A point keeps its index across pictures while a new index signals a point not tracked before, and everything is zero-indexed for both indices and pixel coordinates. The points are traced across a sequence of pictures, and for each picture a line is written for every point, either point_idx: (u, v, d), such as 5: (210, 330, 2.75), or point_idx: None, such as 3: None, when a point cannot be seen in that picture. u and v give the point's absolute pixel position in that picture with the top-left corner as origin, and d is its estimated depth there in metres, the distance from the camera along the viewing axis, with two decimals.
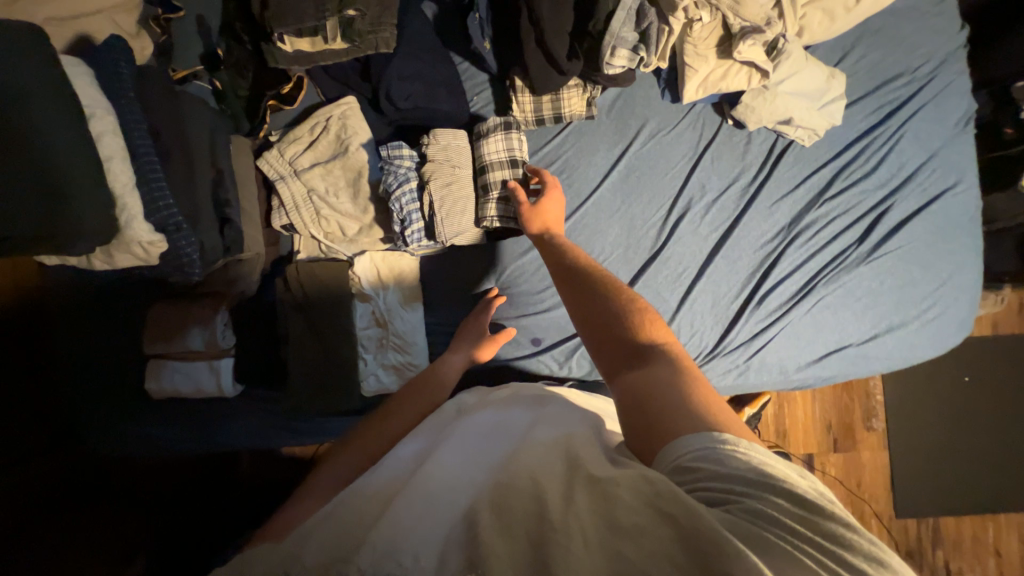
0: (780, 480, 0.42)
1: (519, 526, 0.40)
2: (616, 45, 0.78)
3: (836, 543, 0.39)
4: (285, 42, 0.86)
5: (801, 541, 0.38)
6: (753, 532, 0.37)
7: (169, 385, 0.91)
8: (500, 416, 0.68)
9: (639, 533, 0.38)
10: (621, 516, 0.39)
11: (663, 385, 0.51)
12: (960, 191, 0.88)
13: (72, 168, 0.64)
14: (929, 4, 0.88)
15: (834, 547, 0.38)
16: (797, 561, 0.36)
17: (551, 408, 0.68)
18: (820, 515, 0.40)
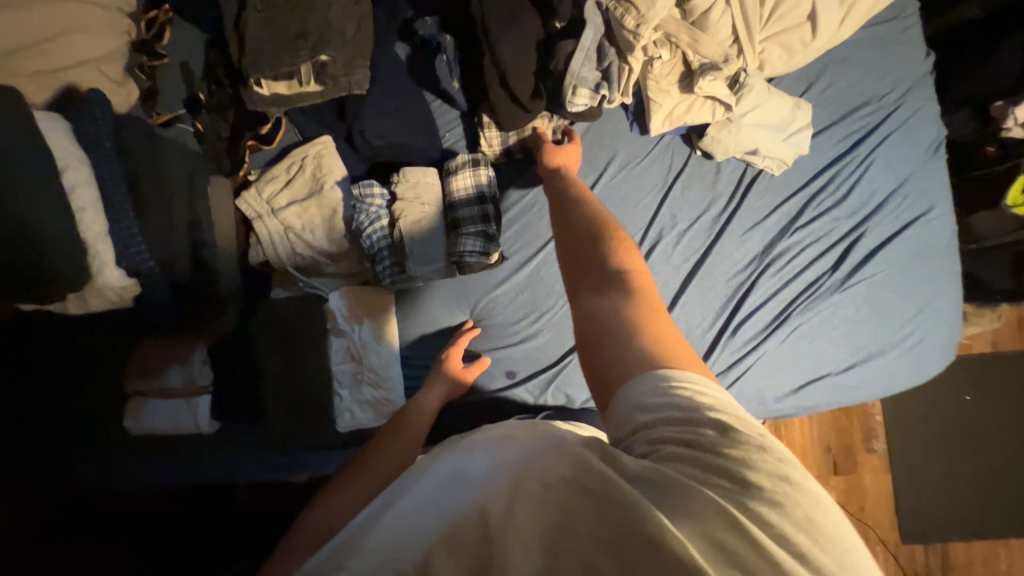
0: (701, 416, 0.45)
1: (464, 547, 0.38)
2: (577, 85, 0.79)
3: (748, 469, 0.41)
4: (262, 85, 0.89)
5: (716, 476, 0.41)
6: (671, 480, 0.40)
7: (148, 423, 0.92)
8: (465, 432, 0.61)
9: (570, 520, 0.38)
10: (560, 520, 0.38)
11: (614, 323, 0.55)
12: (935, 217, 0.87)
13: (44, 221, 0.67)
14: (894, 32, 0.88)
15: (745, 474, 0.41)
16: (709, 498, 0.39)
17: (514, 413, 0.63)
18: (734, 445, 0.43)
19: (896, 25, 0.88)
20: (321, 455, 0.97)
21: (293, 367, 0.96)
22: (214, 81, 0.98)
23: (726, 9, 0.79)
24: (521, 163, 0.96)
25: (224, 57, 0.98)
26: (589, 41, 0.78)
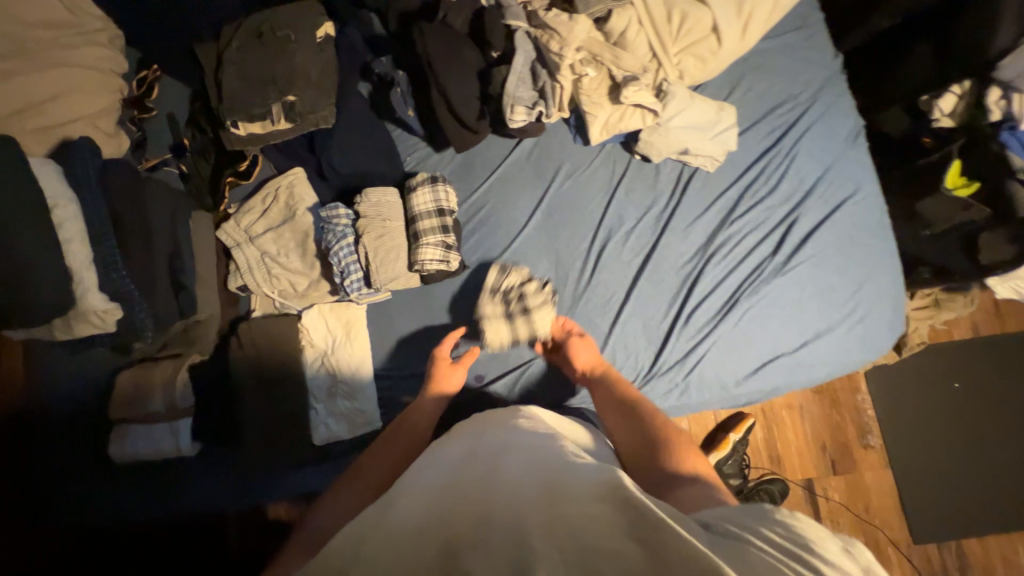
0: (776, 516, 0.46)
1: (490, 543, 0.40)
2: (514, 103, 0.88)
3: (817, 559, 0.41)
4: (238, 127, 0.98)
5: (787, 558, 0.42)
6: (745, 554, 0.41)
7: (132, 449, 0.95)
8: (474, 442, 0.65)
9: (612, 554, 0.38)
10: (583, 524, 0.41)
11: (692, 495, 0.59)
12: (862, 198, 0.93)
13: (32, 250, 0.74)
14: (802, 39, 0.97)
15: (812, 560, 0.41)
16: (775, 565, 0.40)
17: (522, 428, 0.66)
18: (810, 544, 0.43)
19: (803, 32, 0.98)
20: (299, 474, 0.99)
21: (269, 384, 0.99)
22: (196, 128, 1.08)
23: (641, 28, 0.89)
24: (489, 179, 1.02)
25: (205, 104, 1.06)
26: (521, 65, 0.87)
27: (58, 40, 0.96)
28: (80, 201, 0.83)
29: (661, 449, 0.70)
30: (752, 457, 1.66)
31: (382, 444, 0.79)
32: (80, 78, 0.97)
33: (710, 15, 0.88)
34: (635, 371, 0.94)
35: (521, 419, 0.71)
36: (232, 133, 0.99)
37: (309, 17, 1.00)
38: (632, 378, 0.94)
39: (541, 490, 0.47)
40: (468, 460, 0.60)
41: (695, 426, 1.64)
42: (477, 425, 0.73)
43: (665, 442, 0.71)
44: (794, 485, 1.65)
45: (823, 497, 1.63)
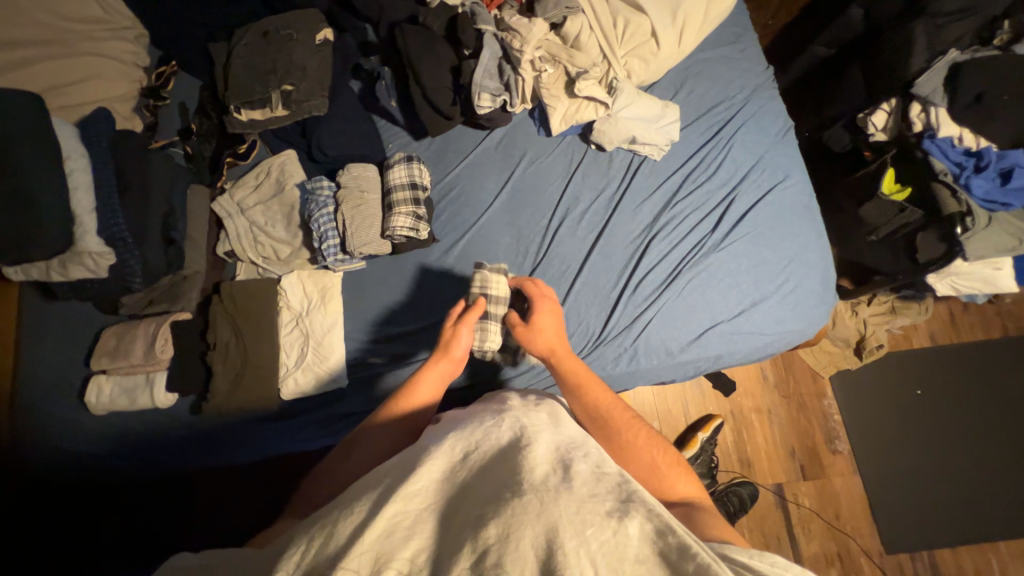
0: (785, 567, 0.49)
1: (527, 537, 0.45)
2: (480, 91, 1.00)
3: None
4: (241, 112, 1.10)
5: None
6: None
7: (107, 398, 1.02)
8: (492, 421, 0.63)
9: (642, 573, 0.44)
10: (619, 542, 0.46)
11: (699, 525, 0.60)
12: (791, 184, 1.06)
13: (42, 192, 0.85)
14: (735, 51, 1.13)
15: None
16: None
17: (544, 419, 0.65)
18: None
19: (737, 45, 1.14)
20: (269, 430, 1.04)
21: (242, 338, 1.04)
22: (203, 115, 1.18)
23: (592, 32, 1.04)
24: (467, 164, 1.13)
25: (212, 93, 1.18)
26: (488, 60, 1.01)
27: (91, 33, 1.11)
28: (90, 158, 0.96)
29: (643, 455, 0.68)
30: (721, 460, 1.61)
31: (377, 423, 0.76)
32: (104, 66, 1.10)
33: (649, 22, 1.04)
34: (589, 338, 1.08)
35: (544, 412, 0.68)
36: (233, 118, 1.11)
37: (309, 19, 1.14)
38: (584, 342, 1.00)
39: (571, 493, 0.50)
40: (488, 434, 0.60)
41: (665, 428, 1.60)
42: (497, 405, 0.74)
43: (657, 455, 0.69)
44: (764, 490, 1.60)
45: (794, 504, 1.59)
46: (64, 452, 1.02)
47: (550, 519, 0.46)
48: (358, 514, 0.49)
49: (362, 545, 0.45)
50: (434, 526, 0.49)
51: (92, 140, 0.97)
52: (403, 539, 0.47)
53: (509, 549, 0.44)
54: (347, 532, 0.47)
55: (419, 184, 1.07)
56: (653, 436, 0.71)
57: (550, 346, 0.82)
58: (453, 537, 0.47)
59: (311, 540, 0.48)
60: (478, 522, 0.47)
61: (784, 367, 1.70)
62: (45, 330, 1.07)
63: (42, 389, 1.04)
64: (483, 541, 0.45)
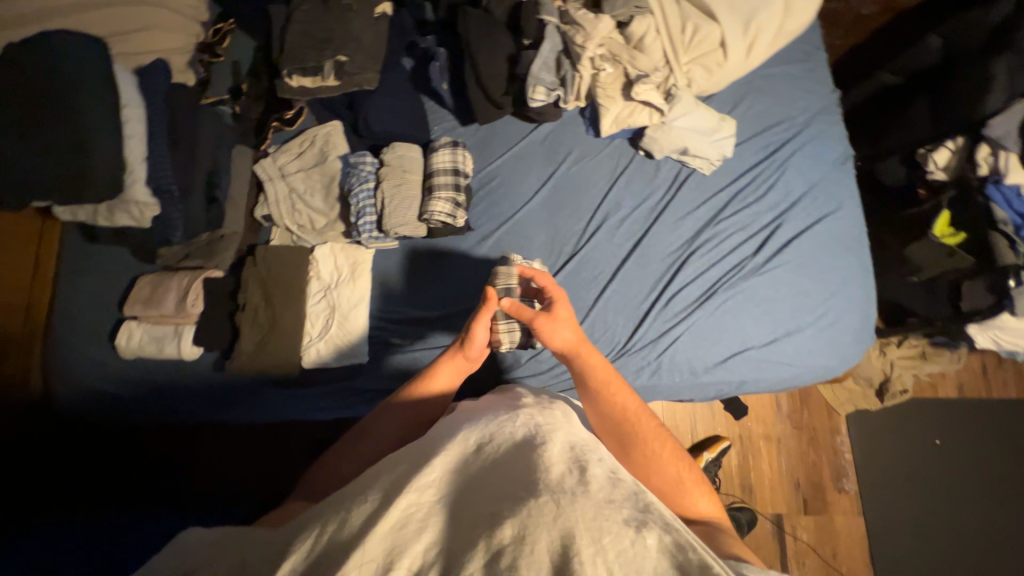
0: None
1: (541, 540, 0.42)
2: (536, 83, 0.98)
3: None
4: (292, 78, 1.07)
5: None
6: None
7: (136, 344, 1.04)
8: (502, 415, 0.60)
9: None
10: (637, 552, 0.42)
11: (722, 544, 0.59)
12: (842, 216, 1.04)
13: (98, 136, 0.87)
14: (803, 71, 1.10)
15: None
16: None
17: (557, 416, 0.62)
18: None
19: (805, 65, 1.11)
20: (285, 394, 1.07)
21: (270, 302, 1.05)
22: (255, 76, 1.18)
23: (658, 35, 1.01)
24: (511, 155, 1.11)
25: (267, 55, 1.16)
26: (548, 53, 0.99)
27: None
28: (146, 108, 0.96)
29: (661, 467, 0.66)
30: (722, 483, 1.59)
31: (393, 406, 0.76)
32: (165, 16, 1.10)
33: (719, 31, 1.00)
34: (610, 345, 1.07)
35: (557, 411, 0.65)
36: (284, 83, 1.09)
37: None
38: (608, 350, 0.99)
39: (588, 498, 0.46)
40: (502, 426, 0.57)
41: None
42: (510, 401, 0.70)
43: (682, 470, 0.67)
44: (763, 519, 1.58)
45: (791, 536, 1.57)
46: (91, 390, 1.05)
47: (566, 525, 0.43)
48: (372, 502, 0.46)
49: (374, 537, 0.43)
50: (444, 521, 0.46)
51: (149, 90, 0.98)
52: (416, 531, 0.44)
53: (525, 553, 0.41)
54: (358, 524, 0.44)
55: (462, 172, 1.06)
56: (673, 447, 0.69)
57: (570, 346, 0.75)
58: (466, 536, 0.44)
59: (325, 527, 0.45)
60: (494, 520, 0.44)
61: (799, 399, 1.67)
62: (84, 270, 1.10)
63: (75, 326, 1.07)
64: (498, 541, 0.42)
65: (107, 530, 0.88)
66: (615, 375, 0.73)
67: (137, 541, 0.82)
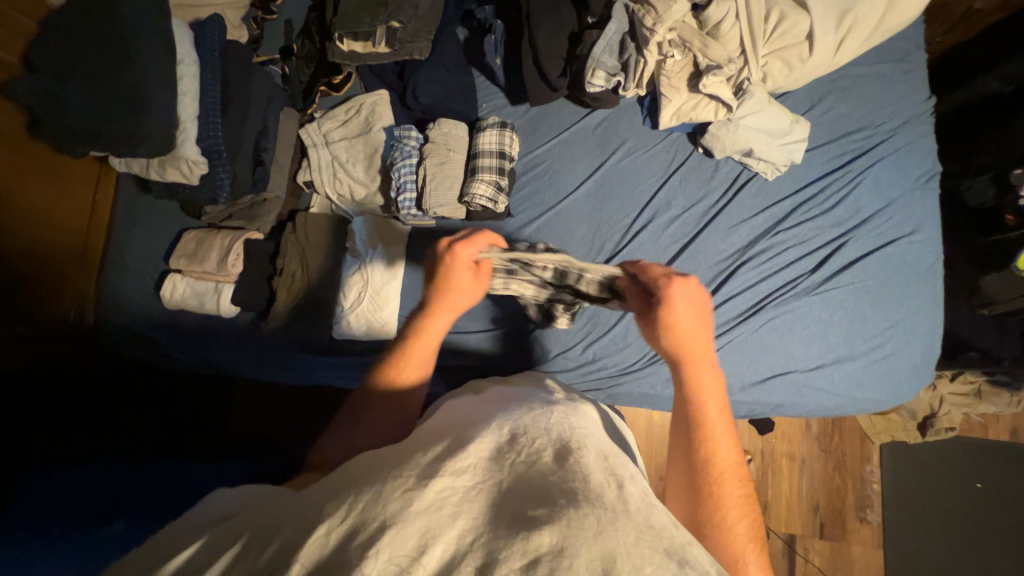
0: None
1: (582, 555, 0.37)
2: (596, 67, 0.93)
3: None
4: (343, 42, 1.03)
5: None
6: None
7: (181, 297, 1.08)
8: (525, 408, 0.56)
9: None
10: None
11: None
12: (919, 239, 0.95)
13: (154, 91, 0.87)
14: (895, 74, 1.00)
15: None
16: None
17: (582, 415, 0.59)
18: None
19: (900, 66, 1.00)
20: (314, 359, 1.10)
21: (307, 268, 1.06)
22: (307, 37, 1.15)
23: (737, 22, 0.93)
24: (562, 140, 1.06)
25: (321, 17, 1.12)
26: (613, 33, 0.92)
27: None
28: (200, 66, 0.97)
29: (730, 527, 0.59)
30: None
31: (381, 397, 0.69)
32: None
33: (808, 22, 0.91)
34: (642, 352, 1.04)
35: (584, 411, 0.62)
36: (335, 47, 1.05)
37: None
38: None
39: (627, 515, 0.42)
40: (537, 420, 0.53)
41: None
42: (541, 393, 0.66)
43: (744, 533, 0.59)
44: (774, 537, 1.54)
45: (802, 558, 1.53)
46: (134, 336, 1.10)
47: (608, 546, 0.38)
48: (409, 479, 0.44)
49: (411, 516, 0.40)
50: (482, 507, 0.42)
51: (205, 47, 0.98)
52: (450, 516, 0.41)
53: (564, 569, 0.36)
54: (397, 502, 0.41)
55: (508, 155, 1.02)
56: (749, 506, 0.62)
57: (681, 352, 0.67)
58: (500, 530, 0.40)
59: (358, 496, 0.43)
60: (530, 522, 0.39)
61: (831, 421, 1.59)
62: (134, 221, 1.13)
63: (126, 275, 1.12)
64: (535, 546, 0.38)
65: (141, 474, 0.93)
66: (719, 413, 0.66)
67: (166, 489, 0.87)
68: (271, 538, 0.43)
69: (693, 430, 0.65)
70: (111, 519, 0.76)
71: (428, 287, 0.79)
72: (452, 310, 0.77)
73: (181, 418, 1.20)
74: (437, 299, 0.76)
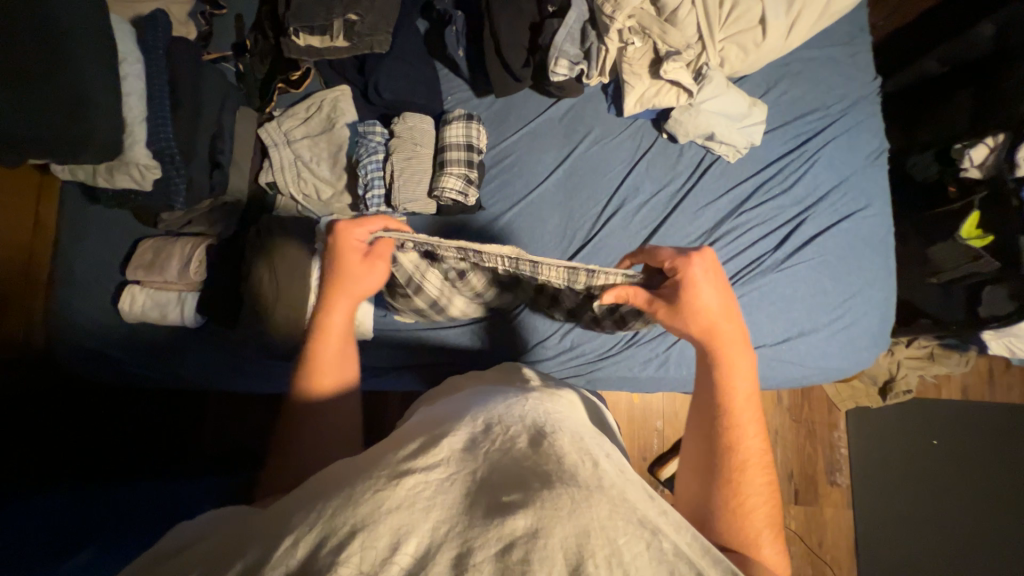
0: None
1: (555, 535, 0.38)
2: (558, 56, 0.93)
3: None
4: (299, 36, 1.00)
5: None
6: None
7: (140, 309, 1.03)
8: (497, 401, 0.57)
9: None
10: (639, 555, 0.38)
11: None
12: (871, 214, 1.00)
13: (94, 91, 0.81)
14: (843, 56, 1.04)
15: None
16: None
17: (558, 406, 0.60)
18: None
19: (848, 49, 1.05)
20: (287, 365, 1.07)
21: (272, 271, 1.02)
22: (260, 33, 1.10)
23: (693, 8, 0.95)
24: (529, 131, 1.06)
25: (273, 10, 1.07)
26: (574, 21, 0.93)
27: None
28: (145, 64, 0.92)
29: (751, 508, 0.61)
30: None
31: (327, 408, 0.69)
32: None
33: (760, 7, 0.94)
34: (619, 337, 1.06)
35: (561, 400, 0.62)
36: (290, 42, 1.01)
37: None
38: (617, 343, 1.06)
39: (601, 491, 0.43)
40: (511, 410, 0.53)
41: (667, 429, 1.49)
42: (518, 383, 0.67)
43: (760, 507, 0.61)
44: None
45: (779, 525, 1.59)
46: (89, 352, 1.04)
47: (582, 522, 0.39)
48: (380, 480, 0.43)
49: (384, 515, 0.40)
50: (456, 497, 0.42)
51: (149, 44, 0.93)
52: (424, 510, 0.41)
53: (539, 550, 0.37)
54: (368, 502, 0.41)
55: (476, 148, 1.02)
56: (770, 489, 0.63)
57: (705, 332, 0.66)
58: (473, 518, 0.40)
59: (331, 502, 0.42)
60: (505, 509, 0.40)
61: (800, 392, 1.66)
62: (82, 231, 1.07)
63: (78, 290, 1.05)
64: (510, 531, 0.38)
65: (104, 497, 0.89)
66: (748, 398, 0.65)
67: (132, 512, 0.83)
68: (240, 550, 0.41)
69: (722, 415, 0.64)
70: (72, 546, 0.72)
71: (322, 281, 0.75)
72: (353, 302, 0.73)
73: (145, 436, 1.14)
74: (331, 294, 0.72)
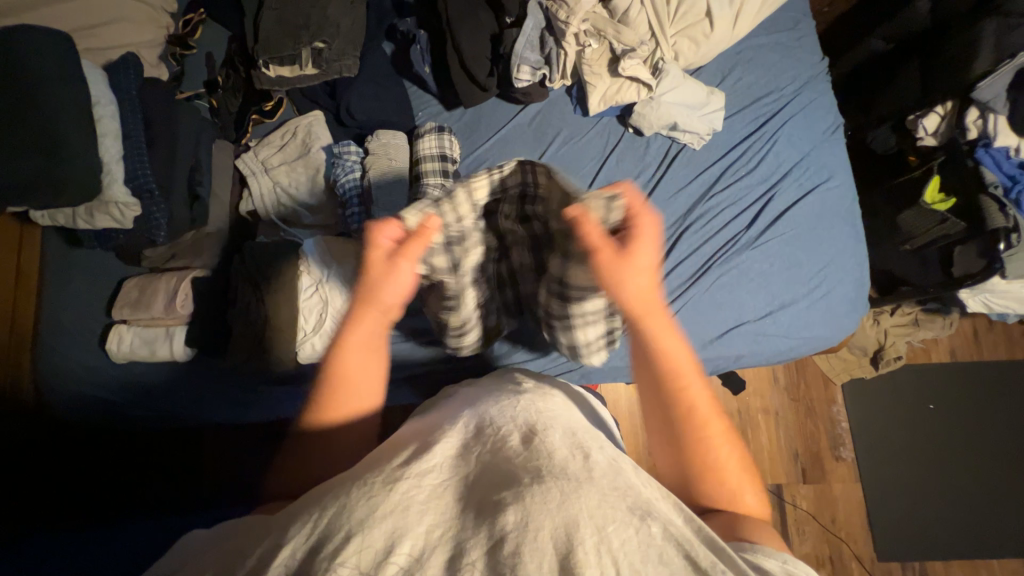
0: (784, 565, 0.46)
1: (545, 526, 0.39)
2: (520, 63, 0.97)
3: None
4: (268, 68, 1.03)
5: None
6: None
7: (128, 348, 1.02)
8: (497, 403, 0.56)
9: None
10: (629, 543, 0.39)
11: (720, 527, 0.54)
12: (835, 185, 1.04)
13: (69, 136, 0.83)
14: (790, 41, 1.10)
15: None
16: None
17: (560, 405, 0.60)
18: None
19: (793, 34, 1.10)
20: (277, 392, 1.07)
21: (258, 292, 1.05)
22: (231, 68, 1.14)
23: (643, 8, 1.00)
24: (500, 137, 1.09)
25: (242, 47, 1.11)
26: (531, 30, 0.97)
27: None
28: (119, 106, 0.94)
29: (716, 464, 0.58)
30: None
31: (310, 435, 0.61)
32: (130, 7, 1.03)
33: (705, 1, 1.00)
34: None
35: (559, 399, 0.62)
36: (261, 73, 1.04)
37: None
38: None
39: (591, 482, 0.44)
40: (504, 410, 0.54)
41: None
42: (511, 385, 0.67)
43: (718, 451, 0.59)
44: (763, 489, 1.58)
45: (790, 505, 1.58)
46: (77, 395, 1.03)
47: (570, 513, 0.40)
48: (374, 486, 0.43)
49: (376, 520, 0.40)
50: (449, 502, 0.43)
51: (122, 87, 0.95)
52: (418, 514, 0.41)
53: (529, 542, 0.38)
54: (361, 508, 0.41)
55: (449, 156, 1.05)
56: (731, 436, 0.60)
57: (637, 305, 0.64)
58: (467, 519, 0.41)
59: (323, 511, 0.42)
60: (496, 506, 0.41)
61: (796, 371, 1.67)
62: (62, 274, 1.06)
63: (65, 335, 1.04)
64: (501, 528, 0.39)
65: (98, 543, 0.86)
66: (686, 357, 0.61)
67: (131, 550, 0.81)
68: (238, 562, 0.41)
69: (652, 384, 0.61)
70: None
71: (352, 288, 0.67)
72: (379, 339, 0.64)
73: None
74: (359, 309, 0.65)
